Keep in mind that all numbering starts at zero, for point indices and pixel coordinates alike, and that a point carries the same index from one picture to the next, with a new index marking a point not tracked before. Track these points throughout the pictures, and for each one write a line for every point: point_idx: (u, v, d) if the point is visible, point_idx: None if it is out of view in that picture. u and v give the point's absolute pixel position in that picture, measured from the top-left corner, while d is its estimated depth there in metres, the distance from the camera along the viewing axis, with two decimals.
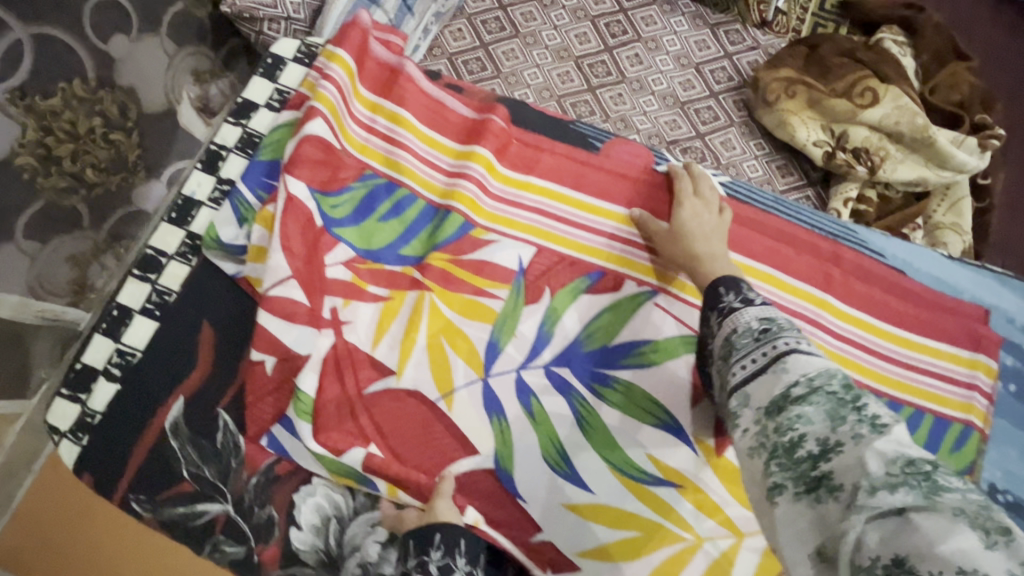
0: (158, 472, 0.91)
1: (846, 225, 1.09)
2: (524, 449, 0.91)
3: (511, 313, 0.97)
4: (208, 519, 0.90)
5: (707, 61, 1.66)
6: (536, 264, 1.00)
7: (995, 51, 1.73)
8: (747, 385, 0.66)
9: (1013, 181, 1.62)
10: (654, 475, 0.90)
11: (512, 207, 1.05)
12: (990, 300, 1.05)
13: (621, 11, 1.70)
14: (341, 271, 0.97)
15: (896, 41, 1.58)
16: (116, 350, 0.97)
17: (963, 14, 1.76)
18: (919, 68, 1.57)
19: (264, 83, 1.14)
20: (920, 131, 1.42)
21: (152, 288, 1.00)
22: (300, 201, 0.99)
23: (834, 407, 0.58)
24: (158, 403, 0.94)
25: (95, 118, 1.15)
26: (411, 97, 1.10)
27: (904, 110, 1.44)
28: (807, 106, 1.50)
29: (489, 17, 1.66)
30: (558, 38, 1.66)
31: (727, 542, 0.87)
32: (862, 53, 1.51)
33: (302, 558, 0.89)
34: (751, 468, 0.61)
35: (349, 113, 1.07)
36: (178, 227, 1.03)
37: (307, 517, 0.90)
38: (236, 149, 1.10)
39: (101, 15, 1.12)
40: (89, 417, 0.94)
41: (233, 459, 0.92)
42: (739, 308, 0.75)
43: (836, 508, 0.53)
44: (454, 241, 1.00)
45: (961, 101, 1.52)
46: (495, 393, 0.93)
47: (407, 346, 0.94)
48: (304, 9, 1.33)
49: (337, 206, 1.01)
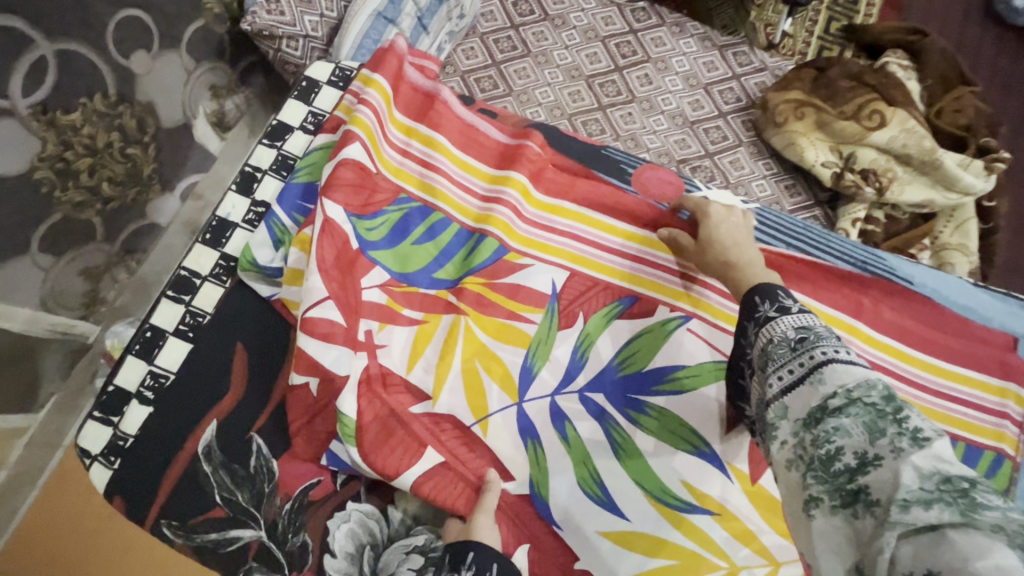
0: (190, 497, 0.91)
1: (873, 252, 1.10)
2: (559, 472, 0.92)
3: (546, 338, 0.97)
4: (241, 545, 0.89)
5: (716, 82, 1.69)
6: (570, 289, 1.00)
7: (998, 76, 1.77)
8: (784, 397, 0.65)
9: (1017, 204, 1.65)
10: (688, 501, 0.89)
11: (545, 231, 1.05)
12: (1018, 327, 1.06)
13: (631, 32, 1.73)
14: (376, 294, 0.98)
15: (901, 65, 1.61)
16: (149, 372, 0.98)
17: (966, 40, 1.80)
18: (924, 92, 1.60)
19: (299, 106, 1.16)
20: (927, 154, 1.44)
21: (187, 310, 1.01)
22: (336, 224, 0.98)
23: (873, 420, 0.57)
24: (190, 428, 0.93)
25: (113, 133, 1.16)
26: (446, 121, 1.12)
27: (912, 133, 1.46)
28: (816, 128, 1.52)
29: (501, 36, 1.68)
30: (569, 58, 1.68)
31: (762, 570, 0.86)
32: (869, 77, 1.54)
33: None
34: (788, 479, 0.62)
35: (385, 137, 1.09)
36: (212, 248, 1.04)
37: (341, 544, 0.89)
38: (271, 172, 1.12)
39: (123, 31, 1.11)
40: (122, 440, 0.94)
41: (267, 484, 0.92)
42: (775, 317, 0.73)
43: (871, 523, 0.53)
44: (491, 263, 1.01)
45: (966, 124, 1.54)
46: (530, 419, 0.93)
47: (442, 369, 0.94)
48: (322, 27, 1.36)
49: (372, 227, 1.01)
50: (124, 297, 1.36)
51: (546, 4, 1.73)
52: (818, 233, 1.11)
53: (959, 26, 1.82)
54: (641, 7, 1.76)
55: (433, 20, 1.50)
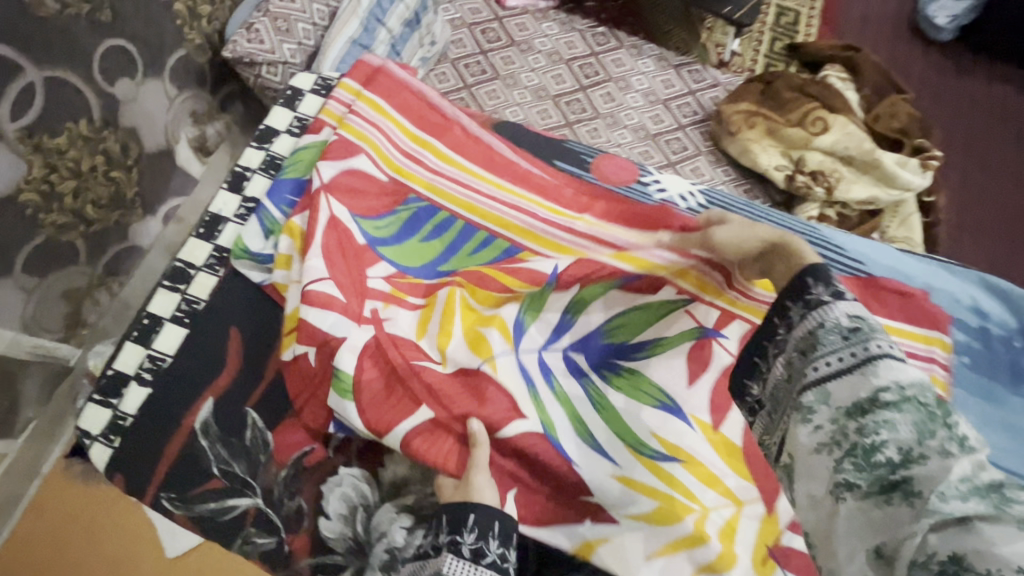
0: (189, 471, 0.96)
1: (807, 224, 1.20)
2: (560, 420, 0.96)
3: (539, 302, 1.02)
4: (238, 513, 0.95)
5: (673, 97, 1.81)
6: (573, 270, 1.03)
7: (928, 86, 1.93)
8: (827, 383, 0.63)
9: (956, 199, 1.78)
10: (661, 451, 0.91)
11: (544, 227, 1.11)
12: (938, 284, 1.15)
13: (593, 54, 1.85)
14: (381, 283, 1.05)
15: (840, 77, 1.76)
16: (147, 356, 1.03)
17: (897, 54, 1.97)
18: (863, 99, 1.74)
19: (286, 113, 1.25)
20: (867, 154, 1.57)
21: (182, 298, 1.07)
22: (341, 223, 1.07)
23: (924, 420, 0.56)
24: (192, 400, 1.00)
25: (97, 157, 1.19)
26: (444, 126, 1.21)
27: (852, 136, 1.58)
28: (767, 135, 1.64)
29: (471, 61, 1.79)
30: (536, 79, 1.79)
31: (728, 511, 0.88)
32: (812, 88, 1.67)
33: (331, 546, 0.93)
34: (813, 464, 0.61)
35: (379, 137, 1.18)
36: (207, 241, 1.10)
37: (334, 507, 0.94)
38: (260, 171, 1.20)
39: (109, 61, 1.17)
40: (122, 419, 0.99)
41: (261, 454, 0.97)
42: (829, 302, 0.69)
43: (909, 511, 0.53)
44: (503, 259, 1.09)
45: (902, 128, 1.68)
46: (526, 369, 0.98)
47: (445, 336, 0.99)
48: (300, 54, 1.43)
49: (382, 227, 1.10)
50: (105, 320, 1.36)
51: (512, 31, 1.84)
52: (759, 208, 1.21)
53: (889, 42, 1.99)
54: (601, 32, 1.89)
55: (406, 47, 1.58)
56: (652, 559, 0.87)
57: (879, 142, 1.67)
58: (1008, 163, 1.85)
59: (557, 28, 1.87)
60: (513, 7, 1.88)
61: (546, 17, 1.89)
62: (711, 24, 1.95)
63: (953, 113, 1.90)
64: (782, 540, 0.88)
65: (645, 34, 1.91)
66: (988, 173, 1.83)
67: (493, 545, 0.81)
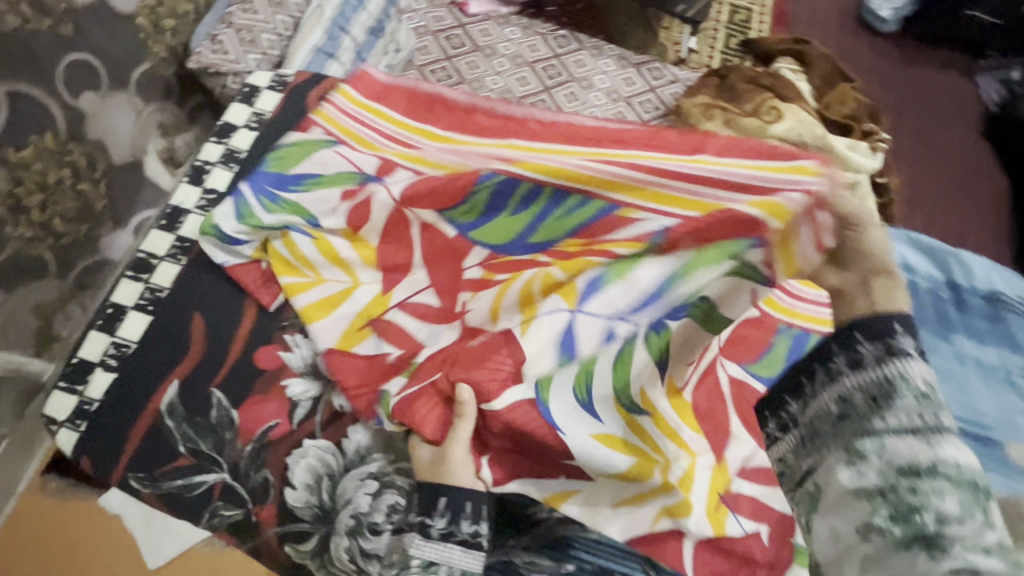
0: (155, 451, 1.02)
1: None
2: (569, 367, 0.82)
3: (627, 270, 0.80)
4: (205, 488, 1.00)
5: (635, 94, 1.86)
6: (682, 226, 0.75)
7: (877, 74, 2.03)
8: (889, 437, 0.75)
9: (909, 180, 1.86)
10: (638, 406, 0.77)
11: (653, 175, 0.82)
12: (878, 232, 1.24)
13: (555, 56, 1.91)
14: (476, 271, 0.99)
15: (791, 69, 1.84)
16: (112, 344, 1.09)
17: (845, 46, 2.07)
18: (814, 89, 1.82)
19: (243, 110, 1.33)
20: (820, 139, 1.63)
21: (144, 287, 1.13)
22: (433, 227, 1.02)
23: (969, 497, 0.69)
24: (155, 387, 1.06)
25: (64, 169, 1.20)
26: (474, 116, 1.01)
27: (804, 124, 1.65)
28: (725, 126, 1.70)
29: (437, 67, 1.83)
30: (501, 82, 1.84)
31: (685, 464, 0.81)
32: (764, 80, 1.75)
33: (299, 514, 0.97)
34: (854, 506, 0.76)
35: (379, 132, 1.11)
36: (169, 232, 1.15)
37: (300, 478, 0.98)
38: (220, 164, 1.26)
39: (73, 74, 1.19)
40: (87, 403, 1.05)
41: (227, 432, 1.02)
42: (908, 360, 0.78)
43: (926, 560, 0.67)
44: (595, 222, 0.89)
45: (851, 114, 1.75)
46: (575, 329, 0.84)
47: (529, 308, 0.91)
48: (265, 64, 1.46)
49: (470, 210, 0.98)
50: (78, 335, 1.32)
51: (475, 37, 1.90)
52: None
53: (837, 36, 2.08)
54: (562, 35, 1.95)
55: (371, 54, 1.61)
56: (616, 508, 0.86)
57: (832, 128, 1.74)
58: (955, 143, 1.95)
59: (519, 32, 1.93)
60: (476, 14, 1.94)
61: (508, 22, 1.95)
62: (667, 24, 2.04)
63: (901, 100, 1.99)
64: (732, 486, 0.85)
65: (605, 35, 1.98)
66: (936, 154, 1.92)
67: (465, 525, 0.82)
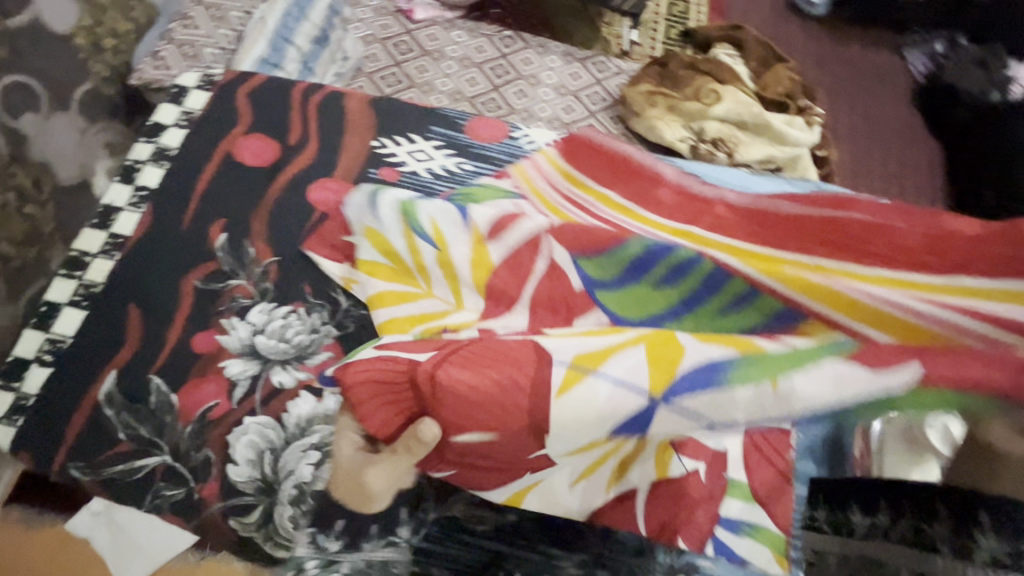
0: (92, 438, 0.85)
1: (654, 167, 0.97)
2: (592, 399, 0.59)
3: (774, 366, 0.53)
4: (146, 472, 0.83)
5: (582, 88, 1.91)
6: (889, 350, 0.51)
7: (811, 55, 2.12)
8: None
9: (847, 153, 1.95)
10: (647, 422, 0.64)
11: (901, 290, 0.56)
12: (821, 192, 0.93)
13: (502, 56, 1.95)
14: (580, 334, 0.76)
15: (728, 54, 1.92)
16: (47, 340, 0.93)
17: (779, 31, 2.16)
18: (752, 72, 1.90)
19: (171, 108, 1.11)
20: (757, 118, 1.72)
21: (78, 283, 0.97)
22: (561, 269, 0.79)
23: None
24: (86, 387, 0.88)
25: (9, 194, 1.17)
26: (653, 191, 0.83)
27: (742, 104, 1.73)
28: (669, 111, 1.76)
29: (387, 73, 1.86)
30: (451, 84, 1.88)
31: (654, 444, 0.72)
32: (701, 64, 1.83)
33: (240, 490, 0.82)
34: None
35: (554, 194, 0.92)
36: (99, 229, 1.00)
37: (241, 453, 0.84)
38: (152, 162, 1.07)
39: (11, 96, 1.16)
40: (23, 400, 0.88)
41: (167, 416, 0.86)
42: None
43: None
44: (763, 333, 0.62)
45: (786, 92, 1.83)
46: (653, 421, 0.58)
47: (607, 333, 0.65)
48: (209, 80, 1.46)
49: (602, 264, 0.74)
50: None
51: (423, 42, 1.93)
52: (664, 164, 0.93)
53: (771, 21, 2.18)
54: (508, 36, 2.00)
55: (318, 64, 1.64)
56: (574, 485, 0.73)
57: (769, 106, 1.82)
58: (888, 114, 2.04)
59: (466, 35, 1.98)
60: (422, 20, 1.98)
61: (454, 26, 1.99)
62: (610, 19, 2.10)
63: (835, 78, 2.09)
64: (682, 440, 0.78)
65: (549, 33, 2.04)
66: (872, 125, 2.01)
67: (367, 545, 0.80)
